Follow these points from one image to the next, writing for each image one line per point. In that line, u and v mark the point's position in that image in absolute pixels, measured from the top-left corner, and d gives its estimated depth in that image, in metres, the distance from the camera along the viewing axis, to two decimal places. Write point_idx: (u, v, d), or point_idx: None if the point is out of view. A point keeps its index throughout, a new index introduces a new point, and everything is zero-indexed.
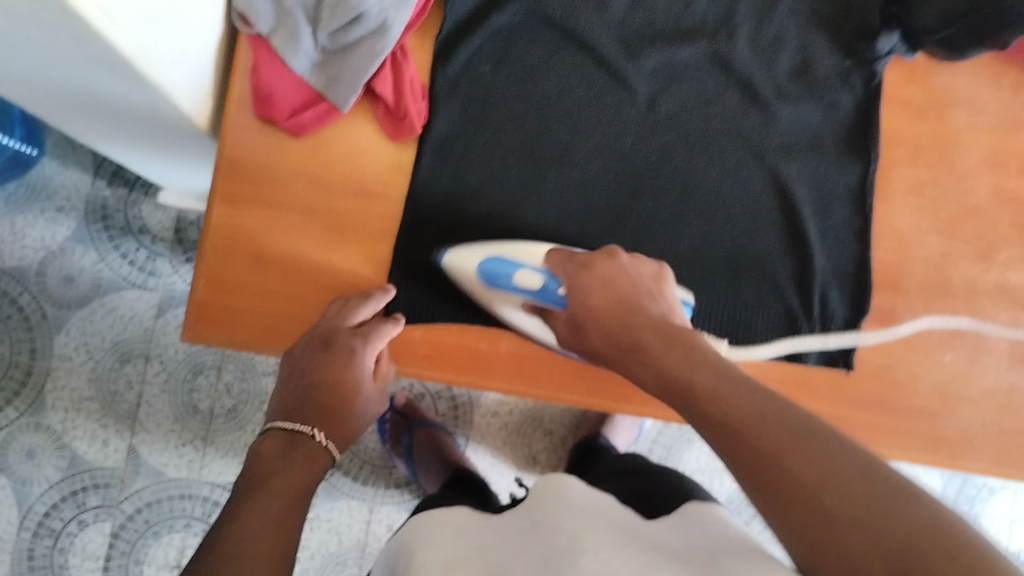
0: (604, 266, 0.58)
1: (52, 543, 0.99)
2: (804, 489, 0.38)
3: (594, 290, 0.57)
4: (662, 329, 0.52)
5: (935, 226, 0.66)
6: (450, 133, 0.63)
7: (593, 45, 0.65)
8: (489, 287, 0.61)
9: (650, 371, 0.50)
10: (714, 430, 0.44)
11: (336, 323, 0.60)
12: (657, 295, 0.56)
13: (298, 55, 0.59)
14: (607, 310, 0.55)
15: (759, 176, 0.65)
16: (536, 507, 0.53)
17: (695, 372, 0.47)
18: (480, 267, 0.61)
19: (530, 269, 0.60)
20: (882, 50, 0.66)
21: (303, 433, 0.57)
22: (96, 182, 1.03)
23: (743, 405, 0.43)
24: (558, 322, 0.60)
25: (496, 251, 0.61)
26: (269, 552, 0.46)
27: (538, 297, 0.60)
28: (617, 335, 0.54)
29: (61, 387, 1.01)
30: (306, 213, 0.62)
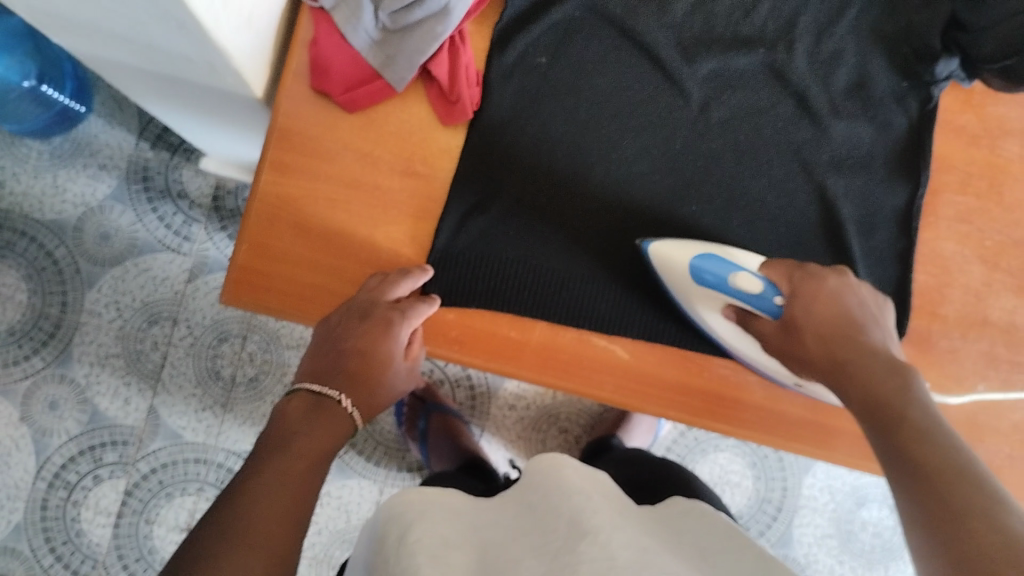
0: (833, 282, 0.57)
1: (66, 495, 1.01)
2: (954, 508, 0.38)
3: (814, 301, 0.56)
4: (881, 357, 0.51)
5: (978, 255, 0.66)
6: (501, 120, 0.64)
7: (651, 45, 0.65)
8: (698, 284, 0.60)
9: (859, 387, 0.50)
10: (906, 442, 0.44)
11: (375, 295, 0.60)
12: (876, 325, 0.55)
13: (358, 31, 0.59)
14: (822, 324, 0.55)
15: (805, 189, 0.65)
16: (539, 492, 0.51)
17: (911, 398, 0.47)
18: (692, 263, 0.60)
19: (748, 274, 0.58)
20: (940, 75, 0.64)
21: (330, 396, 0.57)
22: (140, 145, 1.04)
23: (950, 438, 0.43)
24: (766, 331, 0.58)
25: (705, 249, 0.60)
26: (279, 516, 0.46)
27: (751, 302, 0.59)
28: (830, 349, 0.54)
29: (88, 342, 1.03)
30: (352, 189, 0.62)
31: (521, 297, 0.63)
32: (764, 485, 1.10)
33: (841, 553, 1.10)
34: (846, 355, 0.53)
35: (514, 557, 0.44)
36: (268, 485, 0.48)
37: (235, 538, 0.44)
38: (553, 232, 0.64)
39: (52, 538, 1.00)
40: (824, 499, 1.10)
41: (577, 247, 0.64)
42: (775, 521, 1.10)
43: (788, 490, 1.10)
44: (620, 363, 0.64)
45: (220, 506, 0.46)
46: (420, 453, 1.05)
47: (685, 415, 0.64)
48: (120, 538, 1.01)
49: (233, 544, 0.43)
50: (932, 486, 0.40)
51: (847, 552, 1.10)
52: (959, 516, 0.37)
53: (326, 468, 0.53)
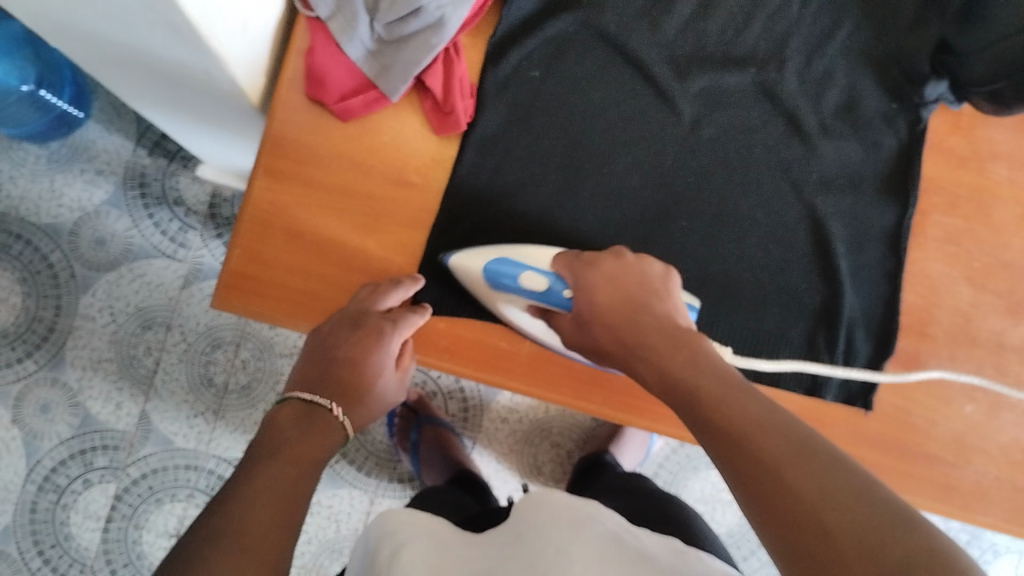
0: (611, 264, 0.57)
1: (55, 499, 1.01)
2: (795, 500, 0.36)
3: (601, 287, 0.55)
4: (672, 329, 0.51)
5: (967, 276, 0.66)
6: (494, 132, 0.64)
7: (643, 62, 0.66)
8: (495, 288, 0.60)
9: (659, 372, 0.49)
10: (716, 433, 0.42)
11: (367, 304, 0.60)
12: (667, 290, 0.55)
13: (353, 42, 0.60)
14: (613, 303, 0.54)
15: (795, 208, 0.65)
16: (525, 513, 0.52)
17: (702, 381, 0.45)
18: (486, 269, 0.59)
19: (535, 272, 0.58)
20: (929, 97, 0.65)
21: (321, 405, 0.57)
22: (137, 151, 1.05)
23: (749, 416, 0.42)
24: (563, 325, 0.58)
25: (501, 253, 0.60)
26: (272, 523, 0.46)
27: (543, 300, 0.58)
28: (623, 334, 0.53)
29: (81, 346, 1.03)
30: (344, 198, 0.63)
31: None
32: None
33: None
34: (643, 334, 0.51)
35: None
36: (263, 492, 0.48)
37: (223, 540, 0.44)
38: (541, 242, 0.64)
39: (41, 541, 1.00)
40: None
41: None
42: None
43: None
44: (609, 376, 0.64)
45: (210, 511, 0.46)
46: (411, 464, 1.05)
47: (673, 429, 0.65)
48: (109, 543, 1.01)
49: (220, 546, 0.43)
50: (764, 482, 0.38)
51: None
52: (798, 501, 0.36)
53: (318, 477, 0.53)
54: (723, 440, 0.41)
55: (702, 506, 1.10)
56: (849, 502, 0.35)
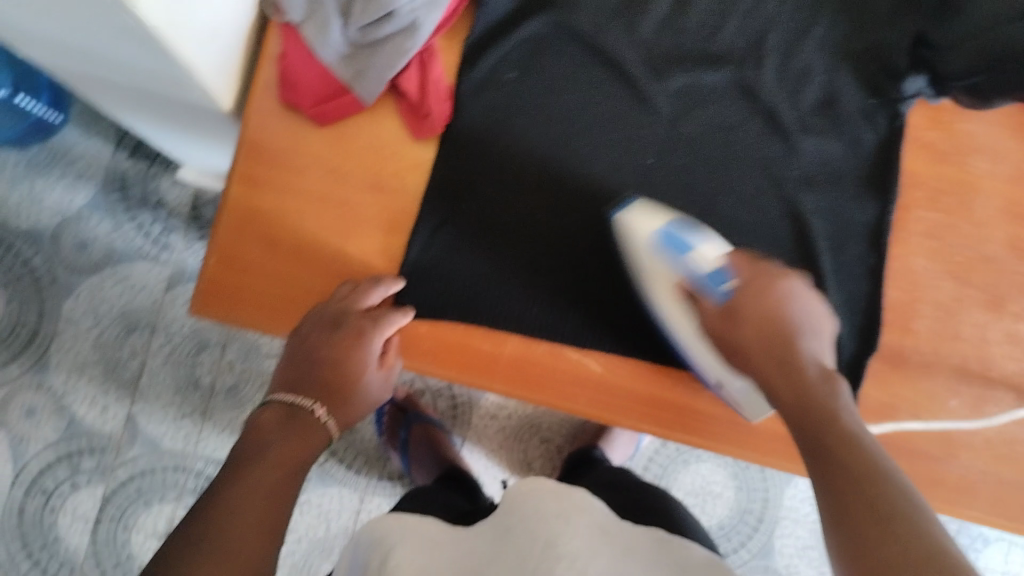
0: (781, 276, 0.56)
1: (43, 502, 1.00)
2: (890, 565, 0.39)
3: (765, 295, 0.55)
4: (819, 372, 0.51)
5: (949, 271, 0.66)
6: (472, 132, 0.64)
7: (620, 62, 0.65)
8: (657, 254, 0.59)
9: (796, 400, 0.50)
10: (837, 472, 0.45)
11: (346, 304, 0.60)
12: (818, 330, 0.55)
13: (326, 47, 0.59)
14: (763, 324, 0.54)
15: (776, 206, 0.65)
16: (514, 510, 0.53)
17: (834, 425, 0.48)
18: (655, 232, 0.59)
19: (708, 253, 0.58)
20: (907, 92, 0.65)
21: (303, 407, 0.57)
22: (117, 154, 1.04)
23: (875, 473, 0.44)
24: (710, 315, 0.56)
25: (673, 224, 0.59)
26: (256, 529, 0.46)
27: (701, 280, 0.57)
28: (771, 361, 0.53)
29: (66, 350, 1.02)
30: (322, 202, 0.62)
31: (492, 312, 0.63)
32: (745, 495, 1.10)
33: (821, 563, 1.11)
34: (793, 364, 0.52)
35: None
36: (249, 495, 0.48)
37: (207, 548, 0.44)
38: (524, 244, 0.64)
39: (29, 544, 0.99)
40: (805, 509, 1.11)
41: (549, 261, 0.64)
42: (756, 532, 1.10)
43: (769, 501, 1.10)
44: (593, 377, 0.64)
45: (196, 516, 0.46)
46: (400, 461, 1.05)
47: (657, 429, 0.64)
48: (98, 545, 1.01)
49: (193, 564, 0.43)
50: (869, 545, 0.40)
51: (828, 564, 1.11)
52: None
53: (303, 477, 0.53)
54: (842, 479, 0.44)
55: (693, 499, 1.10)
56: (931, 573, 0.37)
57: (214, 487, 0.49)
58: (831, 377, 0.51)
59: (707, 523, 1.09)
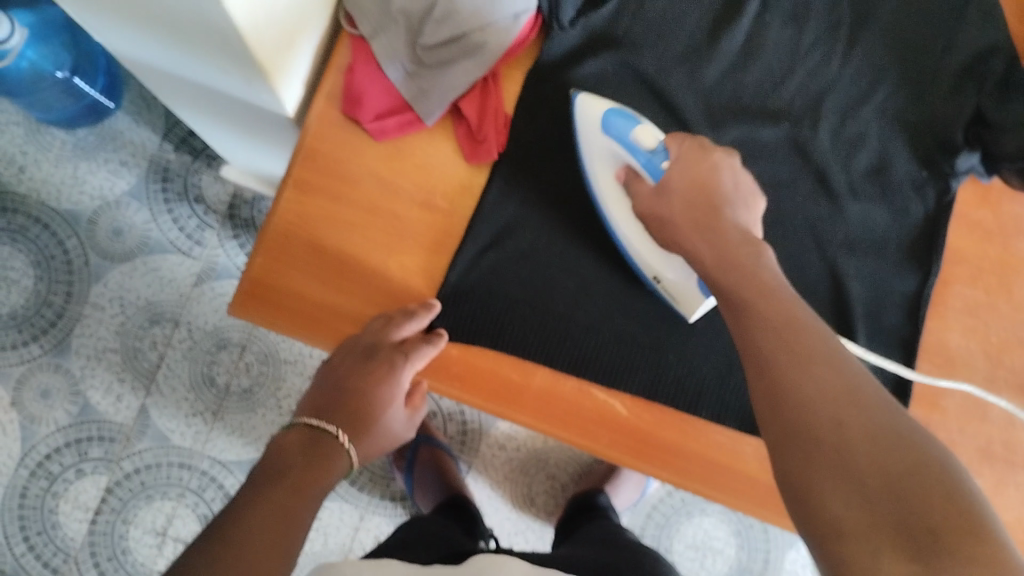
0: (705, 153, 0.55)
1: (46, 486, 1.00)
2: (802, 399, 0.39)
3: (692, 167, 0.54)
4: (734, 226, 0.50)
5: (983, 350, 0.66)
6: (522, 161, 0.64)
7: (680, 108, 0.66)
8: (601, 133, 0.60)
9: (713, 257, 0.48)
10: (746, 315, 0.44)
11: (379, 337, 0.60)
12: (746, 204, 0.52)
13: (392, 64, 0.60)
14: (693, 182, 0.53)
15: (818, 266, 0.65)
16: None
17: (745, 272, 0.46)
18: (603, 113, 0.60)
19: (648, 131, 0.58)
20: (959, 168, 0.66)
21: (327, 432, 0.57)
22: (163, 146, 1.06)
23: (795, 320, 0.42)
24: (641, 192, 0.57)
25: (620, 107, 0.60)
26: (270, 549, 0.46)
27: (640, 160, 0.58)
28: (692, 213, 0.51)
29: (88, 335, 1.03)
30: (371, 217, 0.63)
31: (525, 342, 0.63)
32: (745, 555, 1.09)
33: None
34: (711, 222, 0.50)
35: None
36: (264, 517, 0.47)
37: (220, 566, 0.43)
38: (562, 275, 0.64)
39: (27, 527, 0.99)
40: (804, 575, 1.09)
41: (587, 295, 0.64)
42: None
43: (769, 562, 1.10)
44: (616, 419, 0.64)
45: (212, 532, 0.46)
46: (405, 483, 1.05)
47: (677, 479, 0.64)
48: (95, 536, 1.01)
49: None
50: (779, 380, 0.40)
51: None
52: (819, 433, 0.37)
53: (320, 503, 0.53)
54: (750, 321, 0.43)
55: (692, 552, 1.09)
56: (867, 418, 0.37)
57: (231, 506, 0.48)
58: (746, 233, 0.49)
59: None
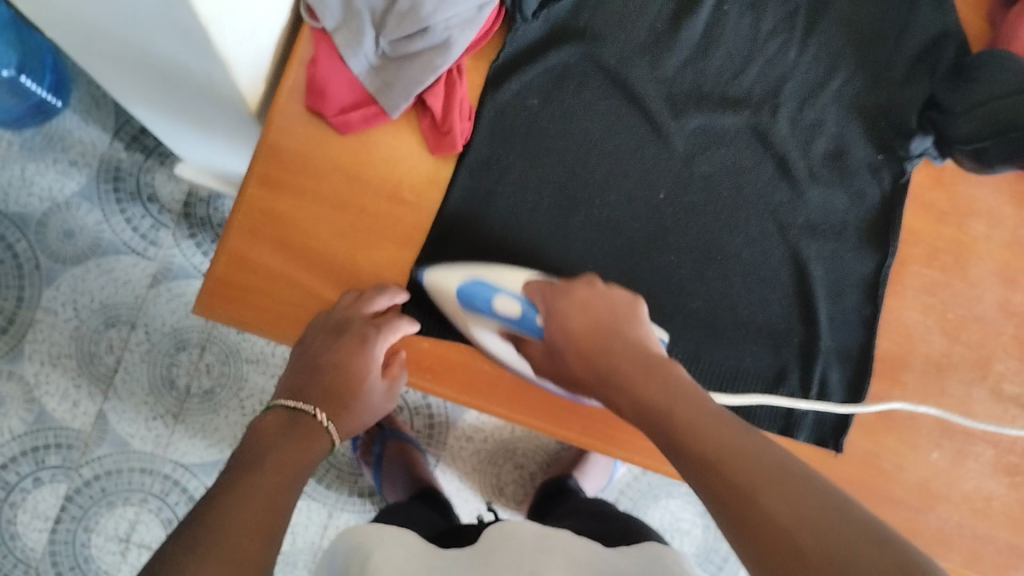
0: (584, 292, 0.57)
1: (3, 496, 0.98)
2: (762, 503, 0.38)
3: (574, 311, 0.57)
4: (644, 358, 0.52)
5: (941, 327, 0.68)
6: (487, 158, 0.64)
7: (641, 97, 0.66)
8: (467, 309, 0.60)
9: (629, 400, 0.50)
10: (678, 443, 0.45)
11: (350, 311, 0.60)
12: (635, 318, 0.56)
13: (357, 56, 0.59)
14: (588, 326, 0.56)
15: (780, 250, 0.67)
16: (495, 539, 0.56)
17: (671, 403, 0.47)
18: (458, 288, 0.60)
19: (508, 297, 0.59)
20: (914, 151, 0.67)
21: (305, 411, 0.58)
22: (114, 144, 1.04)
23: (715, 443, 0.43)
24: (535, 354, 0.60)
25: (474, 274, 0.60)
26: (253, 530, 0.45)
27: (515, 325, 0.60)
28: (598, 358, 0.54)
29: (41, 340, 1.01)
30: (338, 212, 0.62)
31: None
32: (712, 534, 1.12)
33: None
34: (624, 349, 0.53)
35: None
36: (244, 498, 0.47)
37: (200, 546, 0.42)
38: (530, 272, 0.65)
39: None
40: None
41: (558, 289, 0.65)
42: (721, 570, 1.12)
43: None
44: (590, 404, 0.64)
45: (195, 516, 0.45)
46: (374, 479, 1.04)
47: (651, 463, 0.64)
48: (56, 545, 0.99)
49: (198, 559, 0.41)
50: (733, 493, 0.40)
51: None
52: (777, 526, 0.37)
53: (302, 482, 0.53)
54: (684, 446, 0.44)
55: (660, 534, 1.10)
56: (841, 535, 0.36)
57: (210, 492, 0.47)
58: (663, 366, 0.51)
59: None
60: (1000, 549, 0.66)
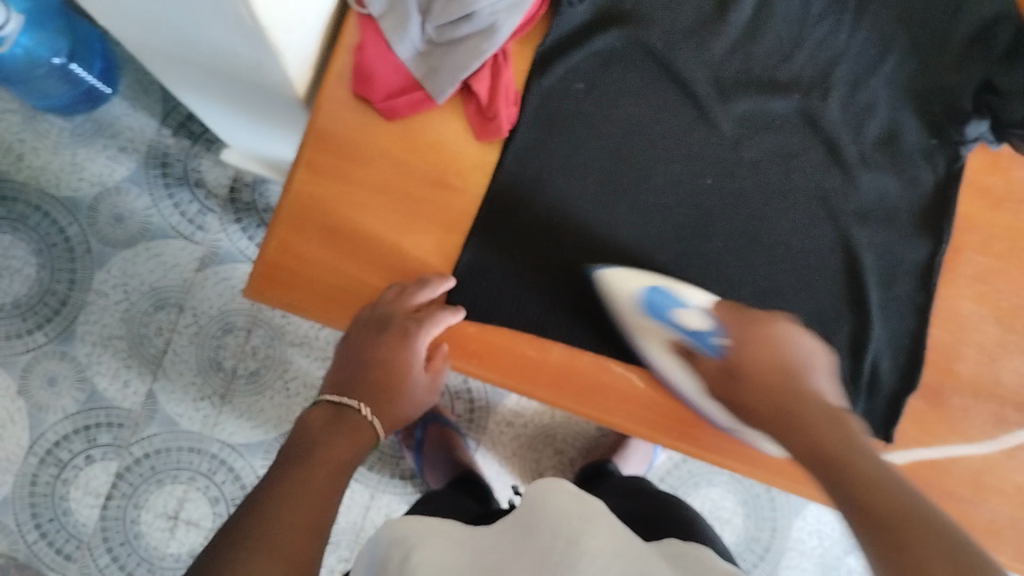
0: (775, 328, 0.57)
1: (56, 473, 1.00)
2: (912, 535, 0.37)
3: (761, 347, 0.55)
4: (823, 402, 0.51)
5: (994, 316, 0.66)
6: (532, 143, 0.64)
7: (688, 82, 0.66)
8: (647, 316, 0.61)
9: (795, 428, 0.49)
10: (838, 471, 0.44)
11: (392, 306, 0.60)
12: (820, 367, 0.55)
13: (404, 42, 0.59)
14: (767, 357, 0.55)
15: (829, 236, 0.66)
16: (530, 509, 0.58)
17: (841, 441, 0.46)
18: (641, 292, 0.62)
19: (693, 312, 0.60)
20: (969, 135, 0.66)
21: (350, 406, 0.58)
22: (162, 130, 1.05)
23: (882, 481, 0.41)
24: (709, 370, 0.58)
25: (655, 283, 0.62)
26: (299, 525, 0.46)
27: (690, 338, 0.59)
28: (772, 390, 0.53)
29: (92, 322, 1.03)
30: (384, 198, 0.62)
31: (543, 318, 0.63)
32: (753, 523, 1.11)
33: None
34: (797, 386, 0.52)
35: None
36: (292, 493, 0.48)
37: (247, 545, 0.43)
38: (578, 256, 0.64)
39: (38, 514, 1.00)
40: (811, 541, 1.11)
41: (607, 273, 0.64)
42: (762, 560, 1.11)
43: (778, 529, 1.11)
44: (636, 392, 0.64)
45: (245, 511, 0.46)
46: (415, 462, 1.06)
47: (698, 450, 0.64)
48: (107, 521, 1.01)
49: (247, 550, 0.43)
50: (881, 517, 0.39)
51: None
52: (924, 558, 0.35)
53: (348, 479, 0.53)
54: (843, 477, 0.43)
55: None
56: None
57: (259, 489, 0.48)
58: (841, 414, 0.49)
59: None
60: None
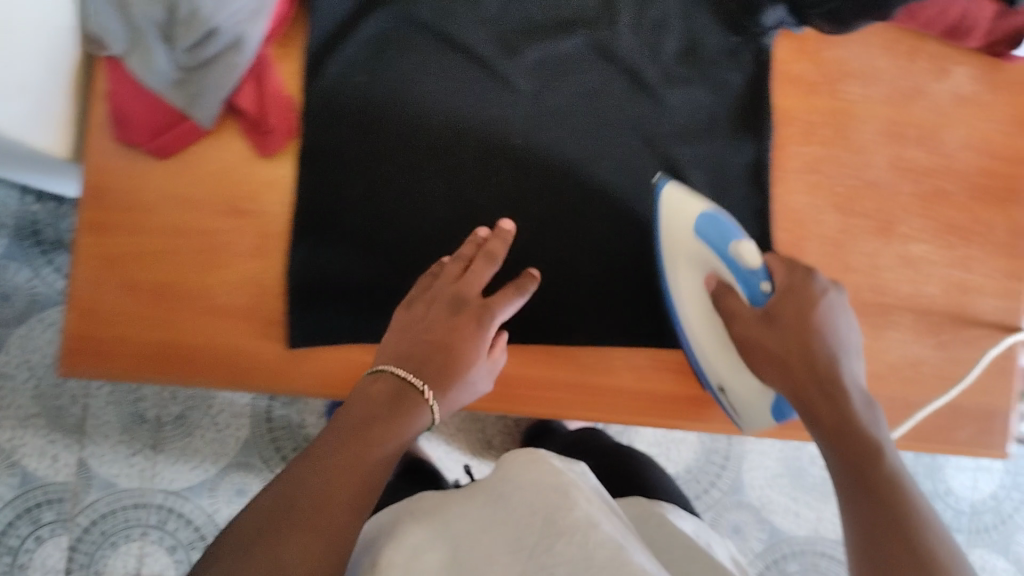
0: (815, 290, 0.50)
1: (9, 561, 0.93)
2: None
3: (807, 305, 0.49)
4: (861, 392, 0.46)
5: (832, 204, 0.64)
6: (326, 149, 0.61)
7: (470, 45, 0.63)
8: (697, 236, 0.52)
9: (837, 413, 0.45)
10: (875, 495, 0.41)
11: (461, 286, 0.56)
12: (850, 330, 0.50)
13: (152, 74, 0.57)
14: (816, 323, 0.48)
15: (652, 164, 0.63)
16: (501, 475, 0.49)
17: (884, 456, 0.42)
18: (698, 217, 0.52)
19: (751, 249, 0.50)
20: (767, 24, 0.63)
21: (414, 386, 0.51)
22: (25, 200, 0.97)
23: (918, 517, 0.39)
24: (742, 314, 0.51)
25: (715, 209, 0.52)
26: (340, 518, 0.42)
27: (741, 278, 0.51)
28: (810, 357, 0.47)
29: (5, 406, 0.95)
30: (178, 237, 0.60)
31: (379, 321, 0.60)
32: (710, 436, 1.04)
33: (793, 490, 1.04)
34: (836, 360, 0.47)
35: (484, 552, 0.42)
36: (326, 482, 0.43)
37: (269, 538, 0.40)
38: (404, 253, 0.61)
39: None
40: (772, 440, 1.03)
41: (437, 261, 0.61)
42: (724, 470, 1.04)
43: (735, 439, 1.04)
44: None
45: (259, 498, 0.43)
46: None
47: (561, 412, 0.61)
48: None
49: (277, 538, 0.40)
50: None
51: (800, 489, 1.05)
52: None
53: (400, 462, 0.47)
54: (883, 504, 0.40)
55: (657, 448, 1.04)
56: None
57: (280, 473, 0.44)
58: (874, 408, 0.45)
59: (675, 469, 1.03)
60: (939, 412, 0.63)
